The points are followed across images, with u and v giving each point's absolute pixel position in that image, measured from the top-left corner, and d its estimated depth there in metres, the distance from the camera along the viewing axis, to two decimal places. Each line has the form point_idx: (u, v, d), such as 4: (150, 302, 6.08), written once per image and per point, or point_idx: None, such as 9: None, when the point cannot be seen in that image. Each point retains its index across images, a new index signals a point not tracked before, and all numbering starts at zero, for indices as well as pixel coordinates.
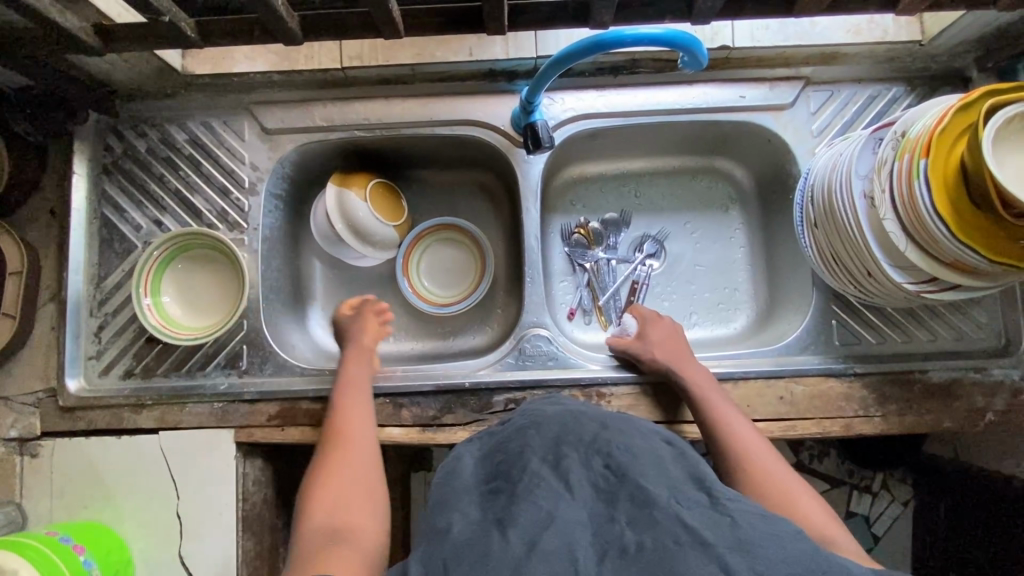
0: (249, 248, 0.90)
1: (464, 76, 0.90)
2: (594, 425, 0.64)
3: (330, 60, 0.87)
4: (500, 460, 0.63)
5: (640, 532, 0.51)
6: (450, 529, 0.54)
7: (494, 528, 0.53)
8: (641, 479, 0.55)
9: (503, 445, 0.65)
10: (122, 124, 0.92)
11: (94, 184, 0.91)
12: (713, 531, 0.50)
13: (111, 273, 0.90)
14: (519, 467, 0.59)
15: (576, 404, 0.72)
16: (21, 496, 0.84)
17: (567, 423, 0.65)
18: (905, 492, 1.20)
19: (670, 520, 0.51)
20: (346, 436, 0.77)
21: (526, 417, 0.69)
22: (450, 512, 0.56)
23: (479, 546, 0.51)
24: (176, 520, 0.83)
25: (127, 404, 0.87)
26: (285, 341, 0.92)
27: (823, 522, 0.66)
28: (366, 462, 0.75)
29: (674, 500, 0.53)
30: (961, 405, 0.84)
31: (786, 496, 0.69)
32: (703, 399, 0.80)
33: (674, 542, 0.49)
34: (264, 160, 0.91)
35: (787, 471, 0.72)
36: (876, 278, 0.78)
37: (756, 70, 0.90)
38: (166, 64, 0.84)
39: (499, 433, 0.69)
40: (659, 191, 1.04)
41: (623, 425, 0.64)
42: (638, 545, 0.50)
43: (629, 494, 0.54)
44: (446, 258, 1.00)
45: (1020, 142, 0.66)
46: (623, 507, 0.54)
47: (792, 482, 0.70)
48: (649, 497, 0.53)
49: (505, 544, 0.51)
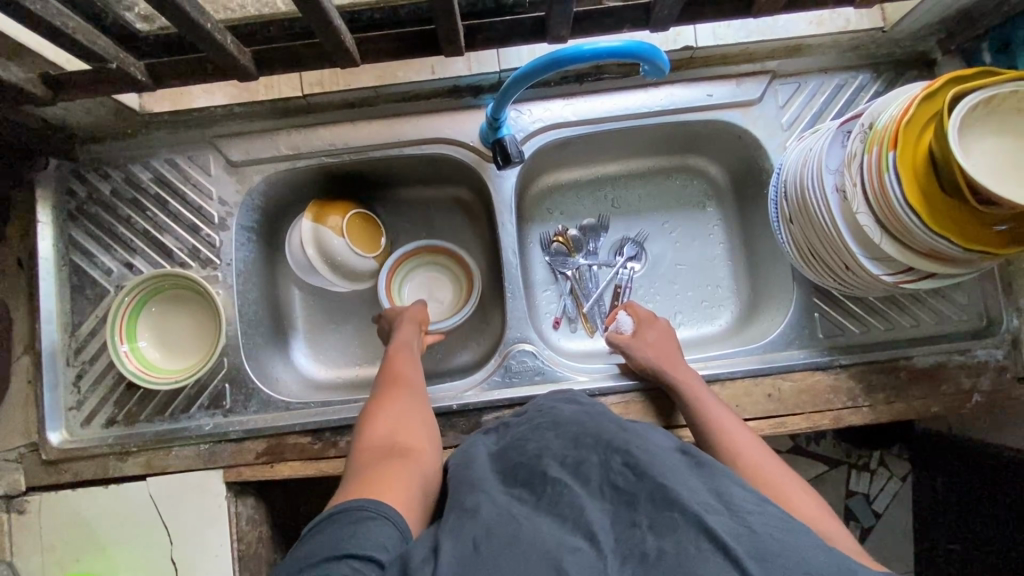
0: (224, 284, 0.89)
1: (429, 94, 0.89)
2: (612, 426, 0.64)
3: (291, 89, 0.86)
4: (518, 460, 0.63)
5: (660, 536, 0.50)
6: (478, 508, 0.54)
7: (520, 516, 0.53)
8: (663, 478, 0.54)
9: (519, 446, 0.65)
10: (83, 167, 0.90)
11: (60, 231, 0.89)
12: (735, 538, 0.48)
13: (85, 319, 0.88)
14: (539, 470, 0.59)
15: (593, 402, 0.72)
16: (11, 554, 0.83)
17: (586, 424, 0.65)
18: (903, 467, 1.19)
19: (689, 522, 0.50)
20: (402, 381, 0.80)
21: (545, 415, 0.71)
22: (477, 492, 0.57)
23: (508, 529, 0.51)
24: (170, 566, 0.82)
25: (112, 452, 0.85)
26: (269, 375, 0.91)
27: (822, 521, 0.65)
28: (420, 404, 0.77)
29: (697, 503, 0.52)
30: (948, 388, 0.84)
31: (787, 494, 0.67)
32: (693, 398, 0.79)
33: (694, 547, 0.48)
34: (232, 194, 0.89)
35: (789, 473, 0.71)
36: (854, 271, 0.77)
37: (722, 67, 0.89)
38: (123, 105, 0.83)
39: (517, 433, 0.70)
40: (635, 193, 1.03)
41: (640, 429, 0.64)
42: (658, 551, 0.49)
43: (649, 495, 0.53)
44: (435, 286, 0.99)
45: (984, 128, 0.66)
46: (644, 511, 0.52)
47: (790, 483, 0.69)
48: (670, 498, 0.52)
49: (534, 531, 0.51)
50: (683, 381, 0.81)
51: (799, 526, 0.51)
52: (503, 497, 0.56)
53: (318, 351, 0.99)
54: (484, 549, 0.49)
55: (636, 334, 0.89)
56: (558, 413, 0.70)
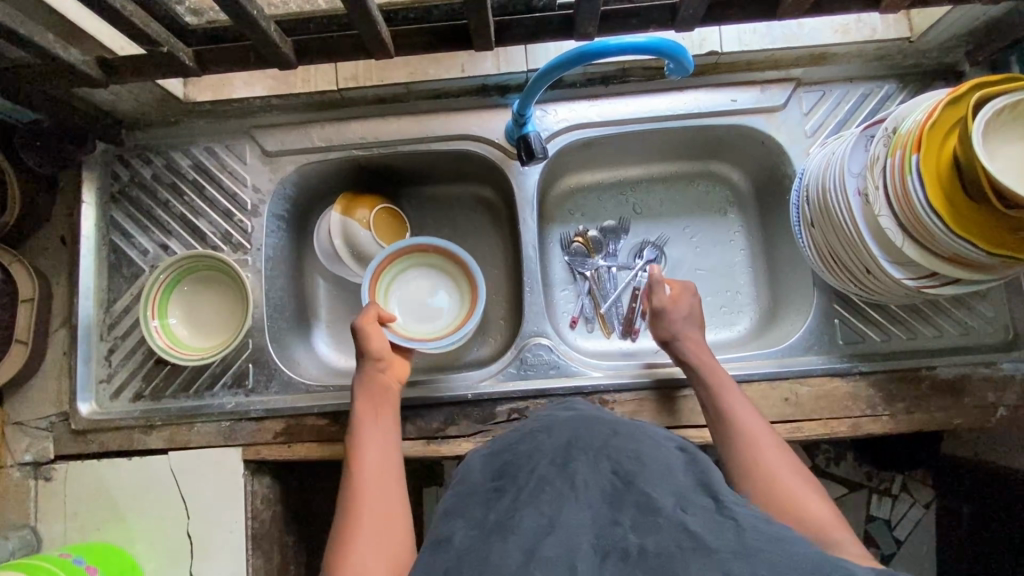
0: (253, 268, 0.92)
1: (458, 93, 0.91)
2: (605, 432, 0.63)
3: (326, 82, 0.89)
4: (508, 462, 0.62)
5: (643, 536, 0.50)
6: (452, 538, 0.54)
7: (494, 533, 0.53)
8: (648, 486, 0.54)
9: (511, 448, 0.65)
10: (127, 152, 0.94)
11: (103, 212, 0.93)
12: (715, 536, 0.48)
13: (120, 296, 0.92)
14: (526, 469, 0.59)
15: (588, 409, 0.72)
16: (36, 520, 0.86)
17: (578, 429, 0.64)
18: (926, 493, 1.17)
19: (672, 525, 0.50)
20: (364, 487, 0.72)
21: (538, 421, 0.70)
22: (454, 522, 0.57)
23: (479, 551, 0.51)
24: (187, 539, 0.84)
25: (137, 425, 0.88)
26: (291, 359, 0.94)
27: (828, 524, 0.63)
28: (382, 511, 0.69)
29: (679, 509, 0.52)
30: (972, 401, 0.82)
31: (791, 499, 0.66)
32: (715, 393, 0.78)
33: (676, 546, 0.48)
34: (266, 182, 0.93)
35: (798, 474, 0.69)
36: (875, 275, 0.77)
37: (746, 74, 0.90)
38: (168, 93, 0.87)
39: (509, 438, 0.69)
40: (657, 198, 1.04)
41: (634, 431, 0.64)
42: (640, 549, 0.49)
43: (634, 500, 0.53)
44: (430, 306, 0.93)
45: (1009, 134, 0.66)
46: (628, 513, 0.52)
47: (797, 485, 0.68)
48: (653, 504, 0.52)
49: (505, 549, 0.50)
50: (703, 363, 0.81)
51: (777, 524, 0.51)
52: (477, 513, 0.57)
53: (339, 340, 1.01)
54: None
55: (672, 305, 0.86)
56: (551, 419, 0.70)
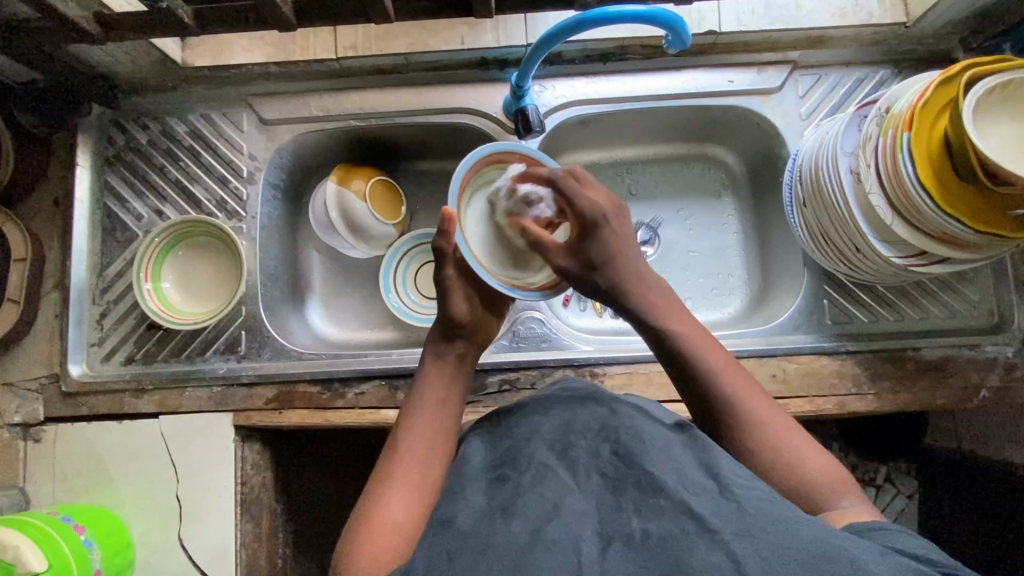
0: (248, 236, 0.92)
1: (457, 66, 0.92)
2: (603, 411, 0.63)
3: (325, 51, 0.89)
4: (506, 446, 0.62)
5: (646, 520, 0.49)
6: (455, 519, 0.52)
7: (498, 516, 0.51)
8: (650, 466, 0.54)
9: (508, 430, 0.64)
10: (123, 117, 0.94)
11: (97, 175, 0.93)
12: (721, 519, 0.48)
13: (113, 262, 0.92)
14: (527, 452, 0.59)
15: (581, 382, 0.70)
16: (24, 481, 0.86)
17: (576, 409, 0.64)
18: (909, 484, 1.20)
19: (676, 508, 0.50)
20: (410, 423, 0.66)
21: (531, 398, 0.70)
22: (456, 503, 0.55)
23: (482, 536, 0.49)
24: (177, 503, 0.84)
25: (129, 388, 0.88)
26: (284, 328, 0.94)
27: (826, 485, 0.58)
28: (419, 446, 0.64)
29: (683, 488, 0.51)
30: (955, 382, 0.84)
31: (785, 466, 0.59)
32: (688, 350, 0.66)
33: (680, 530, 0.48)
34: (262, 151, 0.93)
35: (785, 426, 0.62)
36: (865, 253, 0.78)
37: (744, 55, 0.91)
38: (166, 56, 0.86)
39: (505, 416, 0.68)
40: (652, 178, 1.05)
41: (632, 409, 0.63)
42: (643, 534, 0.48)
43: (636, 482, 0.53)
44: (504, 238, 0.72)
45: (1000, 113, 0.67)
46: (630, 496, 0.52)
47: (788, 443, 0.60)
48: (657, 486, 0.52)
49: (510, 532, 0.49)
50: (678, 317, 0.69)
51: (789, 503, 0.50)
52: (479, 499, 0.54)
53: (332, 313, 1.02)
54: (458, 562, 0.47)
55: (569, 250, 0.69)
56: (544, 395, 0.69)
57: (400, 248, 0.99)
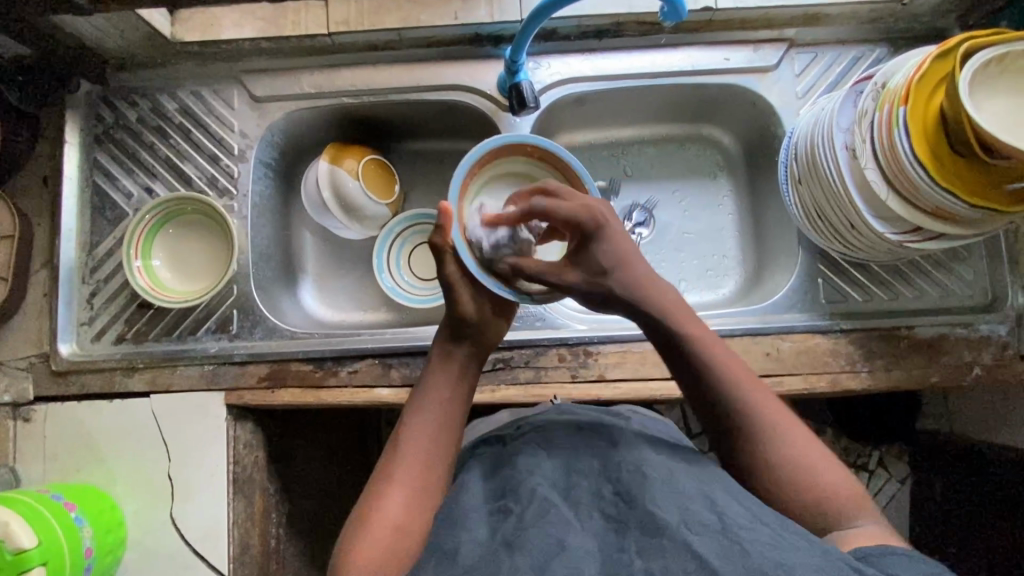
0: (239, 214, 0.91)
1: (450, 42, 0.91)
2: (605, 446, 0.65)
3: (317, 26, 0.87)
4: (508, 479, 0.62)
5: (650, 561, 0.50)
6: (458, 551, 0.53)
7: (502, 551, 0.52)
8: (652, 504, 0.55)
9: (508, 461, 0.65)
10: (112, 94, 0.93)
11: (86, 153, 0.92)
12: (725, 560, 0.48)
13: (103, 240, 0.91)
14: (527, 487, 0.59)
15: (585, 415, 0.73)
16: (15, 460, 0.85)
17: (577, 447, 0.65)
18: (902, 470, 1.20)
19: (680, 549, 0.50)
20: (417, 426, 0.66)
21: (532, 427, 0.71)
22: (459, 532, 0.55)
23: (487, 569, 0.50)
24: (169, 482, 0.84)
25: (119, 367, 0.87)
26: (277, 308, 0.93)
27: (843, 498, 0.59)
28: (425, 451, 0.65)
29: (686, 526, 0.52)
30: (949, 360, 0.84)
31: (811, 484, 0.59)
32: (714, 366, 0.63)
33: (683, 571, 0.48)
34: (253, 128, 0.92)
35: (808, 442, 0.61)
36: (859, 231, 0.78)
37: (740, 32, 0.90)
38: (155, 30, 0.85)
39: (509, 445, 0.69)
40: (648, 159, 1.04)
41: (633, 443, 0.65)
42: (647, 574, 0.49)
43: (639, 522, 0.54)
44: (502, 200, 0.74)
45: (997, 86, 0.67)
46: (633, 536, 0.53)
47: (814, 461, 0.60)
48: (659, 525, 0.52)
49: (514, 567, 0.50)
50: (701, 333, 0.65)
51: (794, 536, 0.51)
52: (482, 532, 0.55)
53: (326, 294, 1.01)
54: None
55: (574, 241, 0.68)
56: (546, 426, 0.70)
57: (393, 228, 0.98)
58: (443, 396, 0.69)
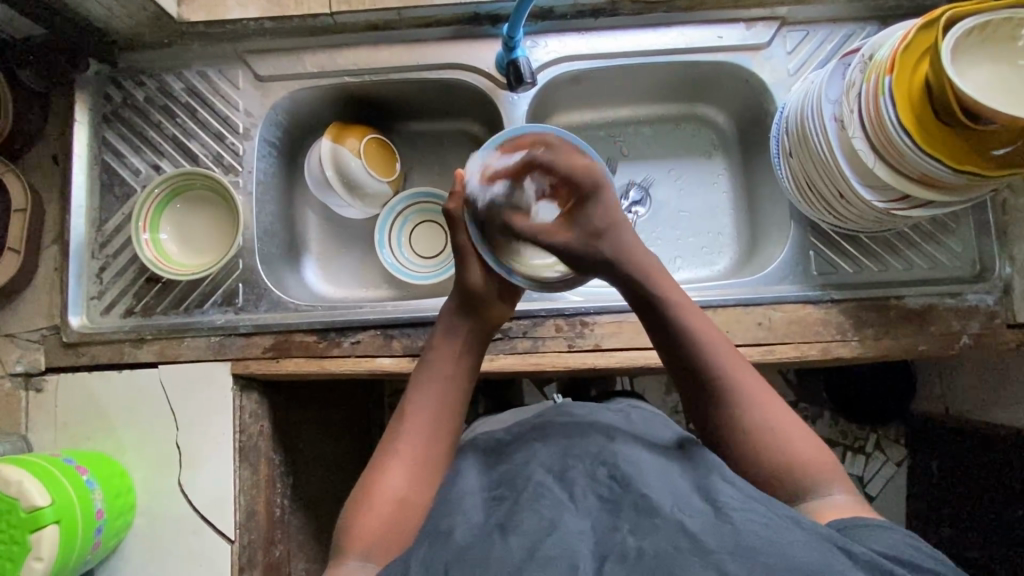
0: (244, 190, 0.93)
1: (448, 22, 0.93)
2: (601, 437, 0.67)
3: (320, 5, 0.90)
4: (506, 471, 0.65)
5: (641, 538, 0.52)
6: (452, 533, 0.56)
7: (496, 533, 0.54)
8: (646, 489, 0.57)
9: (507, 456, 0.68)
10: (120, 74, 0.95)
11: (95, 131, 0.94)
12: (714, 539, 0.50)
13: (112, 216, 0.93)
14: (523, 476, 0.62)
15: (582, 413, 0.74)
16: (27, 429, 0.88)
17: (574, 436, 0.68)
18: (898, 452, 1.21)
19: (670, 527, 0.52)
20: (420, 403, 0.70)
21: (531, 424, 0.73)
22: (453, 517, 0.59)
23: (479, 549, 0.53)
24: (177, 449, 0.86)
25: (128, 339, 0.90)
26: (281, 282, 0.96)
27: (813, 462, 0.63)
28: (428, 427, 0.69)
29: (677, 510, 0.54)
30: (937, 329, 0.86)
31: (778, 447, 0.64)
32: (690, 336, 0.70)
33: (674, 548, 0.50)
34: (257, 107, 0.94)
35: (777, 409, 0.66)
36: (848, 200, 0.80)
37: (733, 11, 0.92)
38: (162, 10, 0.87)
39: (507, 441, 0.72)
40: (644, 139, 1.06)
41: (628, 437, 0.68)
42: (638, 551, 0.50)
43: (632, 504, 0.56)
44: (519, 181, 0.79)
45: (977, 54, 0.69)
46: (627, 517, 0.55)
47: (780, 426, 0.65)
48: (652, 507, 0.55)
49: (507, 549, 0.52)
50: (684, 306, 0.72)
51: (785, 515, 0.53)
52: (477, 518, 0.58)
53: (329, 271, 1.03)
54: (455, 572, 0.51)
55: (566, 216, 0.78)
56: (545, 422, 0.72)
57: (394, 206, 1.00)
58: (447, 372, 0.73)
